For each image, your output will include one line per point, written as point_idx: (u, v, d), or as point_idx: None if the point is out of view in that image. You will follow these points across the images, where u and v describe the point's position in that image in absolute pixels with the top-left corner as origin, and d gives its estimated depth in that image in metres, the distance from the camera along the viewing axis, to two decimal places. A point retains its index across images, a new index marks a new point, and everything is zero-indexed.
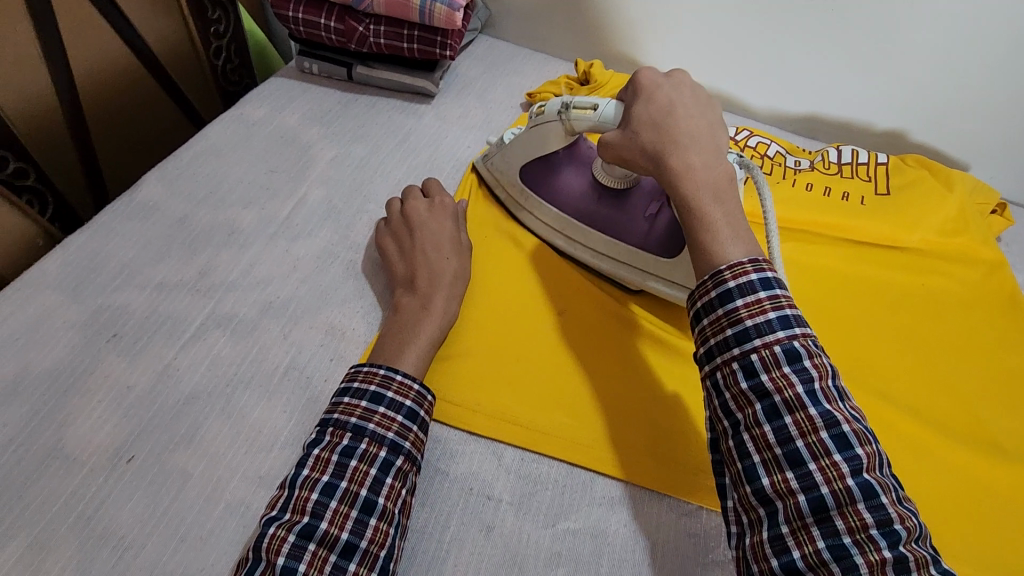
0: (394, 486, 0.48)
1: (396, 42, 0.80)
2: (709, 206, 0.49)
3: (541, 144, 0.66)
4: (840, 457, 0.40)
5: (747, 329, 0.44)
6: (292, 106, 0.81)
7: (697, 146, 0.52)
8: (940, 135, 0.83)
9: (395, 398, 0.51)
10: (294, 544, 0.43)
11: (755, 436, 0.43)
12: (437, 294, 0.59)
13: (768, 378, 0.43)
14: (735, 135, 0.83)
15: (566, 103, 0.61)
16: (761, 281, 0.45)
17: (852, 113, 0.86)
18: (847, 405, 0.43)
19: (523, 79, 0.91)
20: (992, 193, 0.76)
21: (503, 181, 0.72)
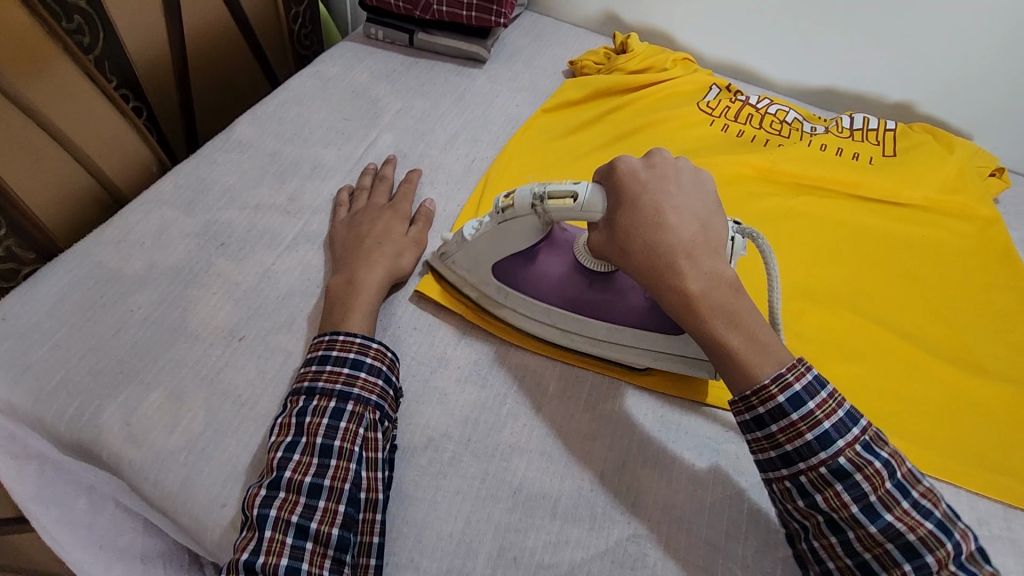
0: (349, 428, 0.52)
1: (457, 10, 0.90)
2: (721, 326, 0.51)
3: (513, 241, 0.61)
4: (908, 567, 0.46)
5: (789, 453, 0.49)
6: (361, 65, 0.92)
7: (695, 255, 0.52)
8: (948, 109, 0.91)
9: (340, 354, 0.56)
10: (265, 496, 0.49)
11: (824, 546, 0.49)
12: (361, 270, 0.63)
13: (821, 498, 0.48)
14: (757, 103, 0.92)
15: (540, 193, 0.56)
16: (789, 402, 0.49)
17: (865, 88, 0.94)
18: (909, 504, 0.47)
19: (565, 50, 1.01)
20: (990, 158, 0.85)
21: (472, 279, 0.65)
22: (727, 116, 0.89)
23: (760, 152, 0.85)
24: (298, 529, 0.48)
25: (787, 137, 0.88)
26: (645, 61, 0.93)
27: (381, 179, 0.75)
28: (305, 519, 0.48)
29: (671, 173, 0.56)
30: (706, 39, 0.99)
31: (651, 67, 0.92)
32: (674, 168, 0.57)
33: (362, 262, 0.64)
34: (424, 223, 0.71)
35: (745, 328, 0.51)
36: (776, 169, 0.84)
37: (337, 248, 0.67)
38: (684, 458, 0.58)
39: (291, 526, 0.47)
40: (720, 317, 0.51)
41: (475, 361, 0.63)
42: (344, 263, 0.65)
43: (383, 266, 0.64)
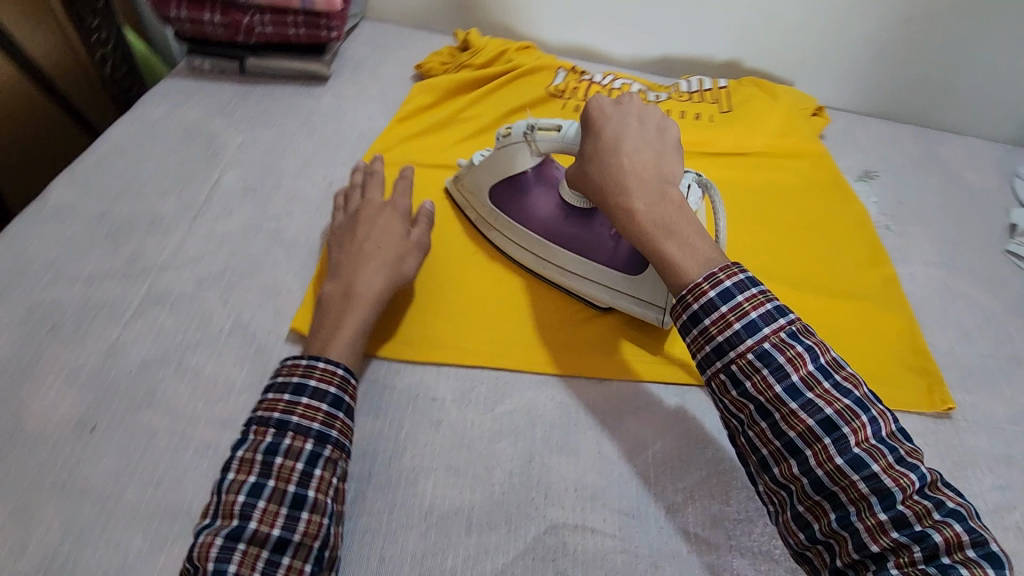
0: (324, 476, 0.49)
1: (282, 28, 0.85)
2: (660, 239, 0.55)
3: (507, 167, 0.68)
4: (828, 440, 0.47)
5: (721, 344, 0.51)
6: (190, 101, 0.85)
7: (643, 181, 0.57)
8: (768, 61, 0.99)
9: (317, 386, 0.52)
10: (222, 546, 0.44)
11: (758, 432, 0.50)
12: (359, 279, 0.60)
13: (750, 384, 0.50)
14: (603, 79, 0.95)
15: (531, 125, 0.64)
16: (721, 295, 0.51)
17: (695, 52, 1.00)
18: (830, 385, 0.48)
19: (409, 55, 0.99)
20: (809, 99, 0.93)
21: (474, 203, 0.74)
22: (576, 96, 0.92)
23: None
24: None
25: None
26: (489, 54, 0.93)
27: (373, 173, 0.71)
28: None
29: (646, 114, 0.61)
30: (544, 26, 1.01)
31: (496, 59, 0.93)
32: (642, 109, 0.61)
33: (361, 270, 0.61)
34: (426, 223, 0.68)
35: (680, 237, 0.55)
36: None
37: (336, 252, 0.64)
38: (588, 439, 0.59)
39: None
40: (652, 231, 0.55)
41: (364, 391, 0.60)
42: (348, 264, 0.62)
43: (384, 274, 0.62)
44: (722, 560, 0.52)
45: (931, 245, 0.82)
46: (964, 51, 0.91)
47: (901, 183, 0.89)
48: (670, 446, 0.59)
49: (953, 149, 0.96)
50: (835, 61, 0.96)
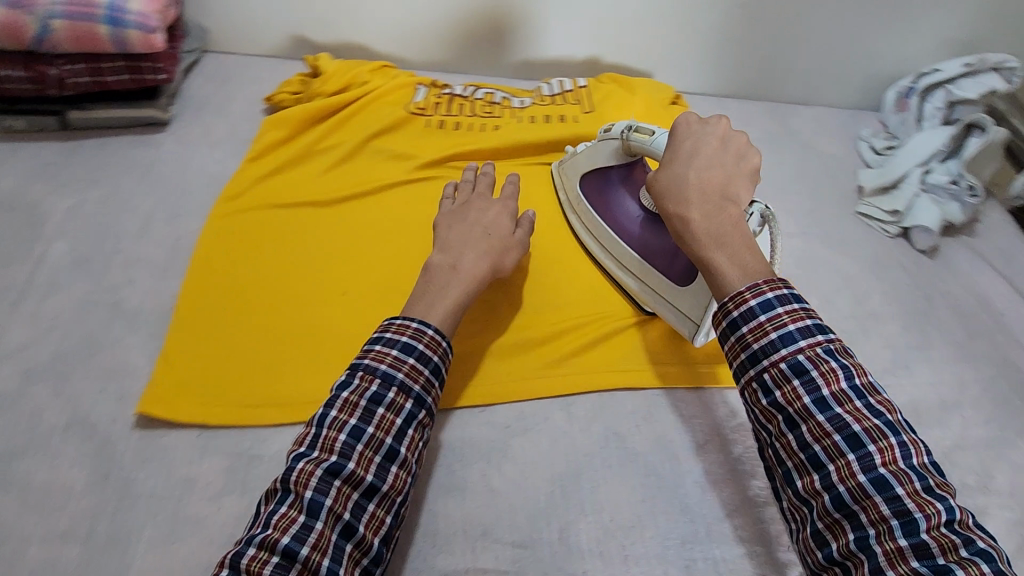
0: (415, 437, 0.53)
1: (100, 76, 0.77)
2: (711, 248, 0.54)
3: (600, 156, 0.75)
4: (853, 456, 0.45)
5: (755, 351, 0.49)
6: (4, 168, 0.76)
7: (702, 196, 0.57)
8: (625, 55, 1.00)
9: (425, 350, 0.55)
10: (322, 478, 0.47)
11: (784, 444, 0.48)
12: (465, 258, 0.64)
13: (780, 393, 0.48)
14: (464, 91, 0.92)
15: (630, 125, 0.69)
16: (761, 305, 0.49)
17: (554, 53, 1.00)
18: (863, 404, 0.46)
19: (259, 87, 0.93)
20: (666, 89, 0.95)
21: (565, 185, 0.80)
22: (438, 112, 0.89)
23: (480, 139, 0.87)
24: (345, 527, 0.47)
25: (501, 117, 0.90)
26: (342, 79, 0.89)
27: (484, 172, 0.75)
28: (355, 518, 0.48)
29: (726, 133, 0.61)
30: (399, 42, 0.98)
31: (351, 83, 0.89)
32: (724, 132, 0.61)
33: (469, 249, 0.65)
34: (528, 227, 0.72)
35: (733, 250, 0.53)
36: (496, 152, 0.86)
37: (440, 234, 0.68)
38: (475, 473, 0.57)
39: (342, 523, 0.47)
40: (706, 240, 0.54)
41: (228, 467, 0.55)
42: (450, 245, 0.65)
43: (489, 257, 0.65)
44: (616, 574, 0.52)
45: (791, 218, 0.86)
46: (798, 28, 0.95)
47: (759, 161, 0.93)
48: (558, 465, 0.58)
49: (803, 122, 1.02)
50: (687, 49, 0.99)
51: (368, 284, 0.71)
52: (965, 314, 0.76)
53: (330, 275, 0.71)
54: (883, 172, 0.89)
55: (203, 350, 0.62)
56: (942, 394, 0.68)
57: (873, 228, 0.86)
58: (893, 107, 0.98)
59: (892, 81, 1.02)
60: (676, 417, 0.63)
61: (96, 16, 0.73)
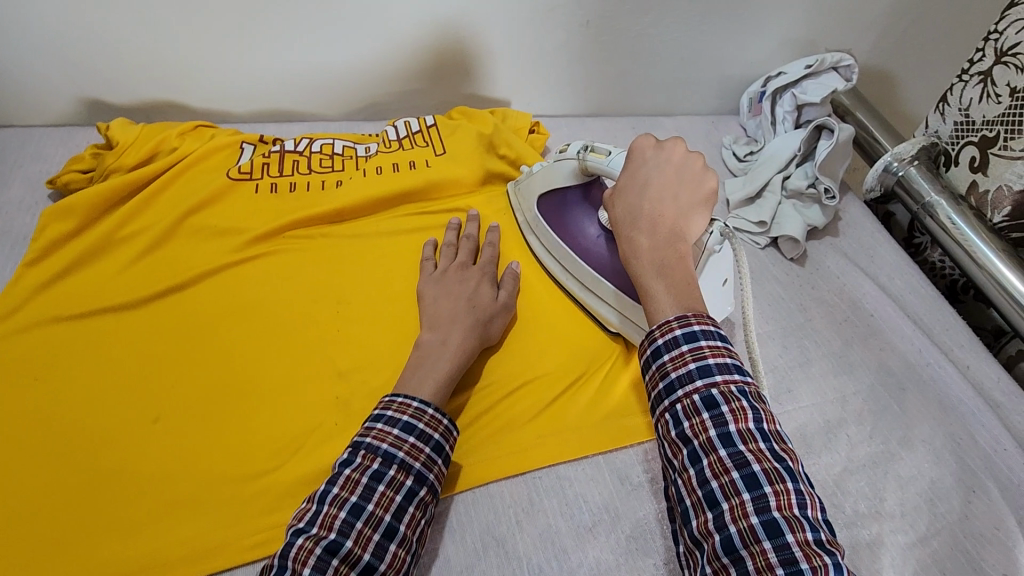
0: (415, 515, 0.48)
1: None
2: (652, 277, 0.51)
3: (556, 178, 0.71)
4: (748, 496, 0.39)
5: (671, 381, 0.45)
6: None
7: (652, 226, 0.53)
8: (477, 85, 0.94)
9: (426, 429, 0.51)
10: (321, 556, 0.43)
11: (684, 479, 0.43)
12: (455, 332, 0.61)
13: (688, 425, 0.43)
14: (296, 145, 0.81)
15: (586, 146, 0.67)
16: (685, 335, 0.46)
17: (399, 89, 0.92)
18: (768, 446, 0.42)
19: (44, 167, 0.78)
20: (524, 117, 0.89)
21: (522, 206, 0.77)
22: (269, 173, 0.78)
23: (320, 201, 0.76)
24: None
25: (343, 169, 0.80)
26: (144, 146, 0.75)
27: (467, 236, 0.73)
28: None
29: (687, 163, 0.57)
30: (218, 95, 0.86)
31: (155, 151, 0.76)
32: (685, 160, 0.57)
33: (455, 325, 0.62)
34: (511, 286, 0.69)
35: (674, 282, 0.50)
36: (340, 210, 0.76)
37: (427, 305, 0.65)
38: None
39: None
40: (649, 269, 0.51)
41: None
42: (439, 321, 0.62)
43: (474, 332, 0.62)
44: None
45: None
46: (647, 43, 0.93)
47: None
48: None
49: (666, 133, 1.00)
50: (540, 72, 0.94)
51: (177, 403, 0.59)
52: (837, 321, 0.76)
53: (133, 397, 0.59)
54: (747, 181, 0.88)
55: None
56: (826, 414, 0.66)
57: (743, 240, 0.83)
58: (749, 112, 0.98)
59: (745, 85, 1.02)
60: (559, 501, 0.57)
61: None
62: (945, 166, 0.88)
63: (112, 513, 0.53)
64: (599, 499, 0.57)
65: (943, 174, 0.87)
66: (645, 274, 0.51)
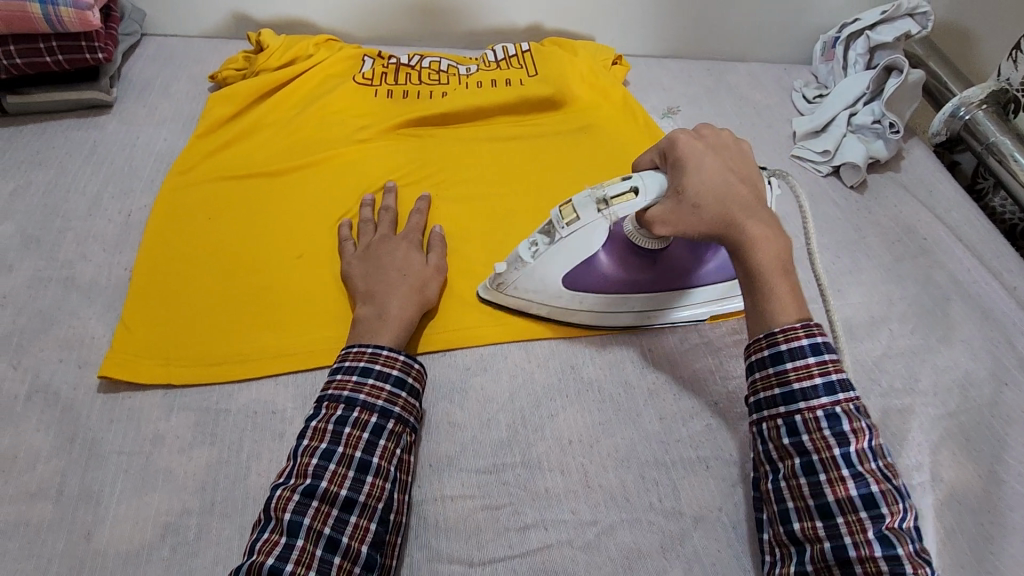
0: (387, 447, 0.52)
1: (36, 57, 0.75)
2: (777, 274, 0.52)
3: (575, 249, 0.61)
4: (865, 513, 0.45)
5: (793, 391, 0.49)
6: None
7: (757, 213, 0.54)
8: (566, 20, 1.03)
9: (382, 369, 0.55)
10: (299, 501, 0.48)
11: (791, 485, 0.48)
12: (390, 302, 0.61)
13: (807, 437, 0.48)
14: (409, 60, 0.94)
15: (602, 196, 0.57)
16: (811, 347, 0.49)
17: (497, 21, 1.02)
18: (878, 465, 0.47)
19: (202, 67, 0.93)
20: (607, 50, 0.98)
21: (541, 298, 0.65)
22: (386, 82, 0.91)
23: (428, 105, 0.89)
24: (328, 542, 0.47)
25: (447, 83, 0.92)
26: (287, 53, 0.89)
27: (384, 210, 0.72)
28: (337, 532, 0.47)
29: (722, 138, 0.58)
30: (342, 16, 0.98)
31: (296, 57, 0.89)
32: (715, 134, 0.58)
33: (389, 296, 0.62)
34: (440, 249, 0.69)
35: (792, 280, 0.53)
36: (445, 112, 0.88)
37: (357, 284, 0.64)
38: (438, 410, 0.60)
39: (323, 538, 0.47)
40: (774, 267, 0.52)
41: (195, 422, 0.57)
42: (373, 293, 0.62)
43: (415, 301, 0.62)
44: (576, 489, 0.56)
45: None
46: None
47: (699, 115, 0.98)
48: (519, 400, 0.61)
49: (739, 76, 1.06)
50: (625, 12, 1.02)
51: (312, 244, 0.71)
52: (892, 241, 0.82)
53: (279, 235, 0.72)
54: (815, 117, 0.94)
55: (154, 319, 0.62)
56: (872, 311, 0.73)
57: (806, 167, 0.90)
58: (822, 58, 1.04)
59: (820, 34, 1.07)
60: (627, 350, 0.66)
61: None
62: (1015, 113, 0.91)
63: (264, 315, 0.64)
64: (666, 350, 0.66)
65: (1011, 119, 0.91)
66: (767, 272, 0.52)
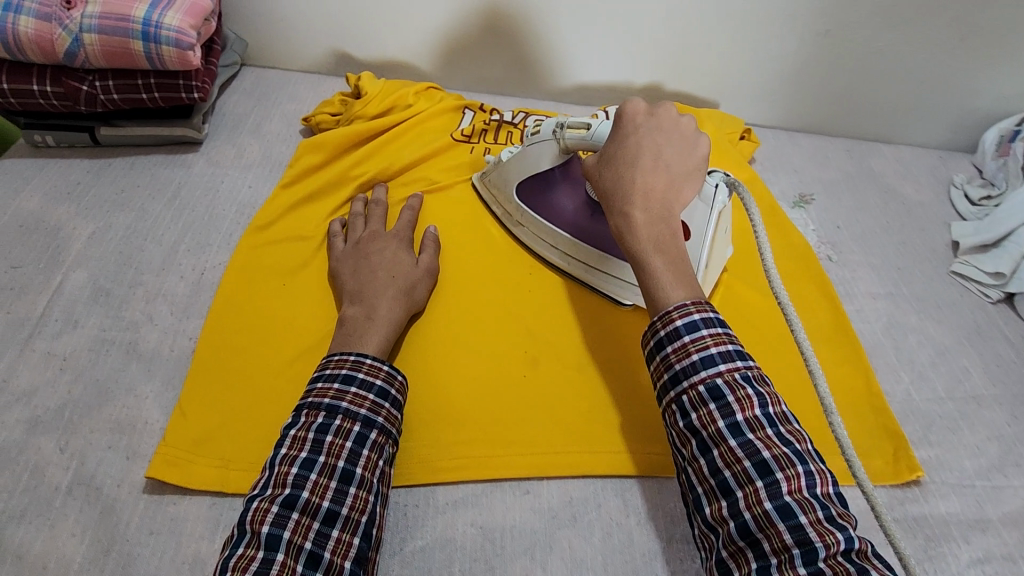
0: (371, 456, 0.48)
1: (133, 93, 0.72)
2: (649, 252, 0.51)
3: (533, 165, 0.66)
4: (762, 483, 0.41)
5: (676, 373, 0.46)
6: (29, 186, 0.72)
7: (646, 201, 0.53)
8: (690, 84, 0.92)
9: (366, 377, 0.51)
10: (277, 512, 0.43)
11: (696, 469, 0.45)
12: (380, 304, 0.59)
13: (696, 417, 0.45)
14: (512, 117, 0.85)
15: (561, 123, 0.62)
16: (687, 326, 0.47)
17: (612, 79, 0.92)
18: (775, 430, 0.43)
19: (298, 105, 0.88)
20: (736, 122, 0.87)
21: (499, 198, 0.72)
22: (485, 141, 0.82)
23: None
24: (309, 556, 0.42)
25: None
26: (385, 100, 0.82)
27: (376, 203, 0.71)
28: (318, 547, 0.43)
29: (679, 123, 0.57)
30: (447, 63, 0.92)
31: (394, 106, 0.83)
32: (675, 121, 0.57)
33: (378, 295, 0.59)
34: (431, 251, 0.67)
35: (673, 261, 0.50)
36: None
37: (346, 280, 0.62)
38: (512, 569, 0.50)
39: (304, 553, 0.42)
40: (646, 244, 0.51)
41: None
42: (361, 294, 0.60)
43: (399, 296, 0.60)
44: None
45: (874, 275, 0.76)
46: (886, 62, 0.86)
47: (837, 206, 0.85)
48: (612, 568, 0.51)
49: (885, 161, 0.92)
50: (758, 80, 0.90)
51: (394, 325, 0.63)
52: None
53: None
54: (984, 226, 0.78)
55: (218, 404, 0.56)
56: None
57: (969, 290, 0.75)
58: (994, 152, 0.88)
59: (990, 122, 0.91)
60: None
61: (131, 31, 0.67)
62: None
63: None
64: None
65: None
66: (641, 248, 0.51)
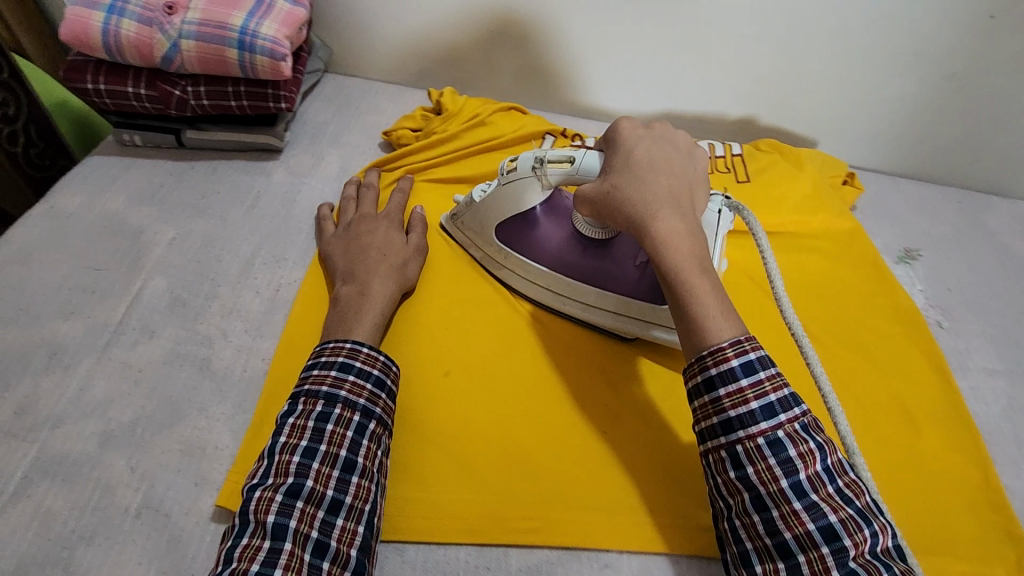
0: (371, 447, 0.47)
1: (222, 100, 0.71)
2: (694, 271, 0.47)
3: (515, 202, 0.62)
4: (826, 549, 0.40)
5: (730, 419, 0.44)
6: (114, 186, 0.72)
7: (677, 208, 0.50)
8: (789, 119, 0.86)
9: (363, 366, 0.50)
10: (282, 502, 0.42)
11: (745, 523, 0.43)
12: (373, 279, 0.59)
13: (754, 470, 0.43)
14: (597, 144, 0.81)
15: (540, 157, 0.58)
16: (743, 366, 0.44)
17: (704, 109, 0.87)
18: (835, 487, 0.42)
19: (378, 117, 0.86)
20: (839, 165, 0.81)
21: (477, 241, 0.67)
22: None
23: None
24: (317, 546, 0.42)
25: None
26: (467, 120, 0.79)
27: (368, 187, 0.70)
28: (325, 535, 0.43)
29: (675, 137, 0.56)
30: (531, 82, 0.88)
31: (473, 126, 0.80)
32: (666, 134, 0.56)
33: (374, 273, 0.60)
34: (421, 229, 0.67)
35: (716, 280, 0.47)
36: None
37: (337, 261, 0.63)
38: None
39: (312, 541, 0.42)
40: (688, 262, 0.47)
41: None
42: (354, 271, 0.60)
43: (393, 278, 0.60)
44: None
45: (991, 348, 0.69)
46: (1014, 110, 0.78)
47: (947, 264, 0.77)
48: None
49: (1001, 217, 0.84)
50: (864, 120, 0.84)
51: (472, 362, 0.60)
52: None
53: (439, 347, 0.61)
54: None
55: None
56: None
57: None
58: None
59: None
60: None
61: (227, 39, 0.67)
62: None
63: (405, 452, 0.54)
64: None
65: None
66: (685, 268, 0.47)
